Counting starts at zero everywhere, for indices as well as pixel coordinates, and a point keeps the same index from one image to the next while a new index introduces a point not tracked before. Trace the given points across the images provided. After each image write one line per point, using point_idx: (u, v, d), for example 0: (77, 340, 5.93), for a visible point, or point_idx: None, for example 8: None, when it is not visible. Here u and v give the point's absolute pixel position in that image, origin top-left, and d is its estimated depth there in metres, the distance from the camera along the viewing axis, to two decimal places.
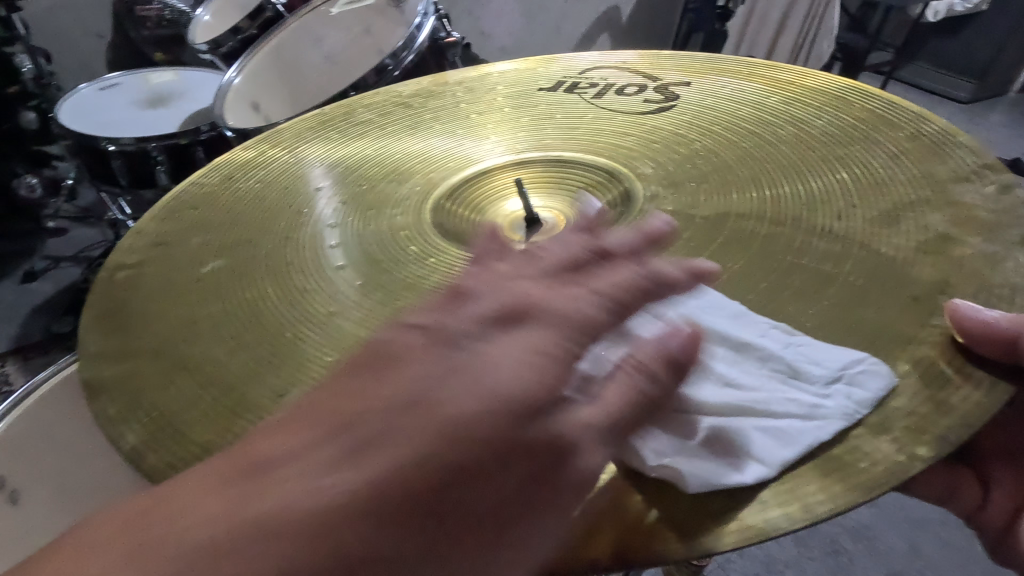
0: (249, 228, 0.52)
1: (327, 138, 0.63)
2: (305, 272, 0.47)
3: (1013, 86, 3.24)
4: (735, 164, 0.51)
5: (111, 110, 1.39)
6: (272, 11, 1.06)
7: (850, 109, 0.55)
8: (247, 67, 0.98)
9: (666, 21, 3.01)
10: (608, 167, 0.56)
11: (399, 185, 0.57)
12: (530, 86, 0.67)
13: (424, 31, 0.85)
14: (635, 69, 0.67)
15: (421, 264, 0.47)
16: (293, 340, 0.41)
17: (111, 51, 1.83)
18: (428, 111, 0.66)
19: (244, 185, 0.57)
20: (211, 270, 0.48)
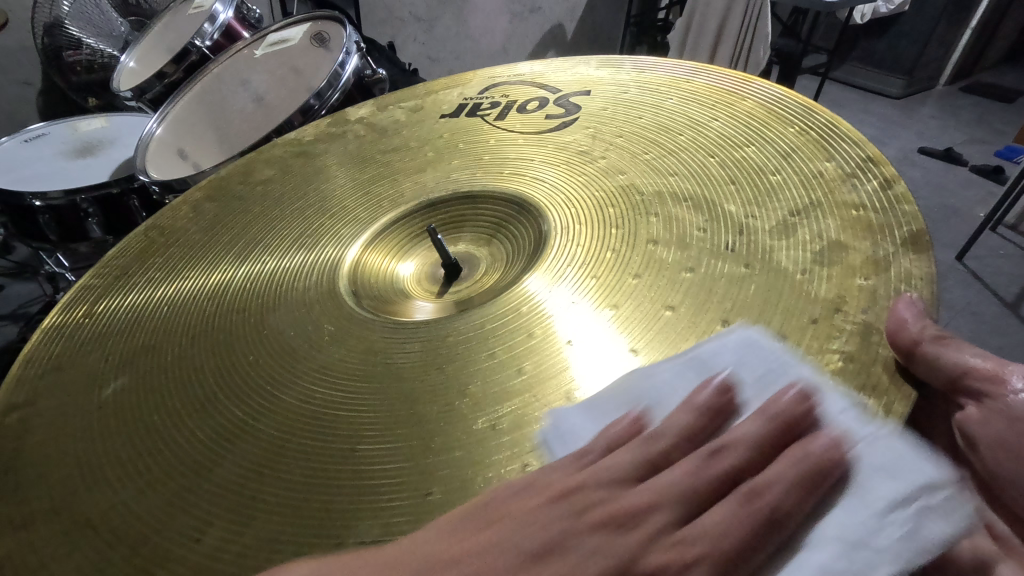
0: (153, 331, 0.51)
1: (228, 209, 0.64)
2: (216, 377, 0.46)
3: (938, 81, 3.44)
4: (640, 182, 0.54)
5: (37, 163, 1.33)
6: (198, 54, 1.04)
7: (743, 107, 0.60)
8: (168, 117, 0.95)
9: (610, 37, 3.09)
10: (519, 198, 0.60)
11: (309, 252, 0.58)
12: (432, 113, 0.72)
13: (348, 68, 0.84)
14: (534, 83, 0.73)
15: (336, 346, 0.47)
16: (208, 465, 0.40)
17: (41, 99, 1.77)
18: (330, 157, 0.69)
19: (142, 279, 0.57)
20: (111, 392, 0.46)
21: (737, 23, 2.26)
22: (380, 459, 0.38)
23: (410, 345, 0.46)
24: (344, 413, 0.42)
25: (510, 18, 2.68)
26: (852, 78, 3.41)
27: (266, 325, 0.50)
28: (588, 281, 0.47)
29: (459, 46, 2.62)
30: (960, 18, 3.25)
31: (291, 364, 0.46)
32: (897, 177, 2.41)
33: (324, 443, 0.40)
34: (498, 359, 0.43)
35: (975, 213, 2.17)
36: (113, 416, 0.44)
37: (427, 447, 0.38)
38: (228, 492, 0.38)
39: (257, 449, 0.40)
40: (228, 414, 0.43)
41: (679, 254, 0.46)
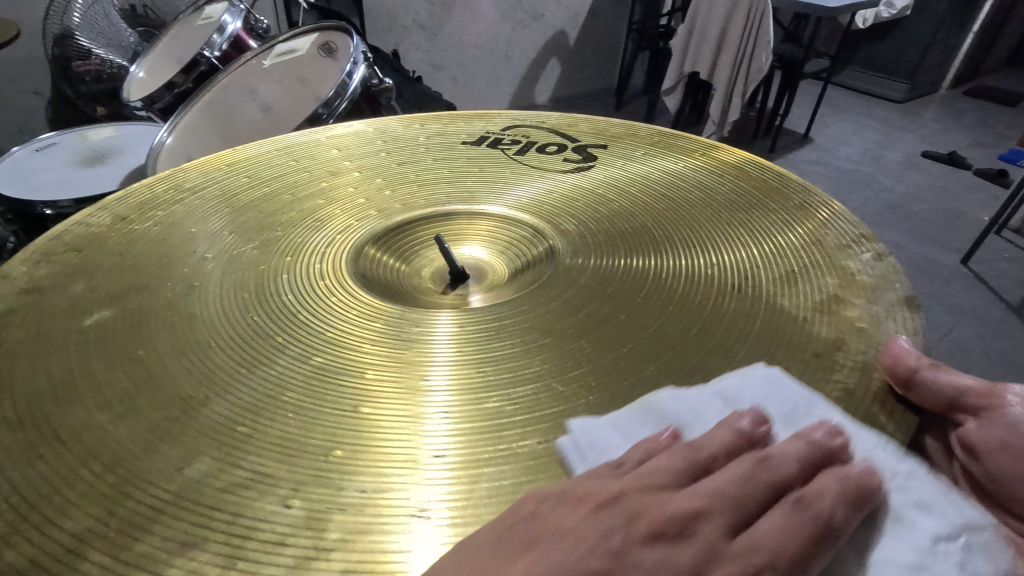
0: (148, 276, 0.51)
1: (235, 182, 0.65)
2: (211, 325, 0.46)
3: (941, 85, 3.44)
4: (648, 225, 0.55)
5: (48, 171, 1.35)
6: (207, 65, 1.06)
7: (748, 178, 0.62)
8: (180, 126, 0.97)
9: (613, 42, 3.11)
10: (531, 223, 0.61)
11: (317, 231, 0.59)
12: (453, 140, 0.74)
13: (356, 78, 0.84)
14: (555, 128, 0.74)
15: (341, 317, 0.48)
16: (195, 401, 0.39)
17: (50, 107, 1.79)
18: (348, 157, 0.70)
19: (139, 228, 0.58)
20: (96, 322, 0.46)
21: (740, 28, 2.27)
22: (376, 416, 0.38)
23: (415, 324, 0.47)
24: (343, 375, 0.42)
25: (513, 24, 2.70)
26: (855, 82, 3.41)
27: (269, 290, 0.50)
28: (597, 297, 0.47)
29: (463, 52, 2.63)
30: (962, 21, 3.25)
31: (294, 329, 0.46)
32: (900, 182, 2.42)
33: (319, 396, 0.40)
34: (507, 350, 0.43)
35: (979, 218, 2.17)
36: (100, 348, 0.44)
37: (425, 414, 0.38)
38: (213, 427, 0.37)
39: (249, 394, 0.40)
40: (221, 363, 0.43)
41: (686, 291, 0.47)
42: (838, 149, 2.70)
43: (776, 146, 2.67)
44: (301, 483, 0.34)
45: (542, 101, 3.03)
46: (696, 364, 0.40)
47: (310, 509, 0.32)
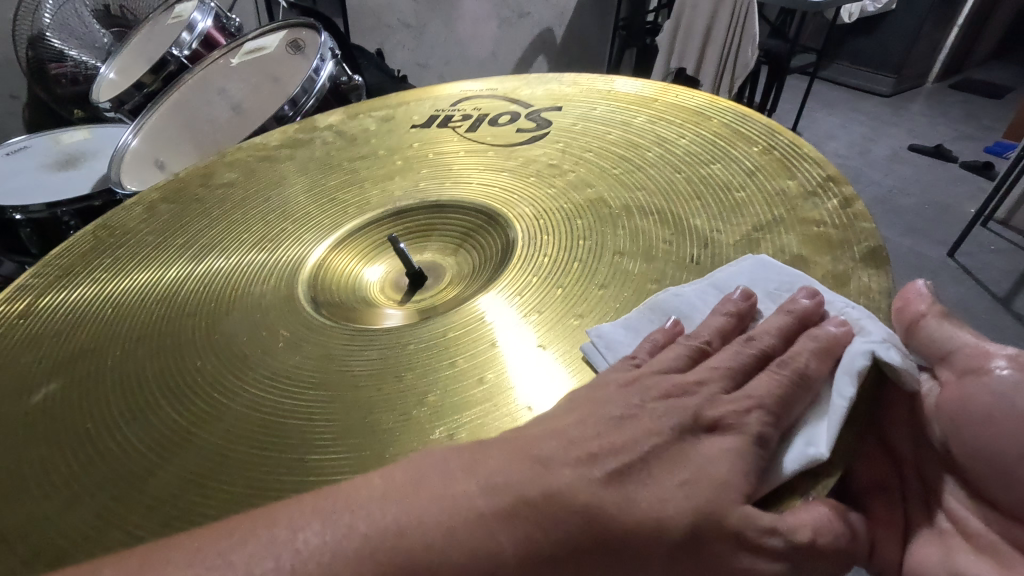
0: (98, 334, 0.50)
1: (189, 208, 0.63)
2: (161, 383, 0.45)
3: (927, 79, 3.45)
4: (607, 196, 0.54)
5: (19, 176, 1.32)
6: (175, 65, 1.04)
7: (709, 125, 0.60)
8: (146, 127, 0.94)
9: (600, 40, 3.11)
10: (485, 208, 0.60)
11: (268, 255, 0.57)
12: (403, 123, 0.72)
13: (323, 75, 0.83)
14: (506, 95, 0.73)
15: (293, 351, 0.47)
16: (146, 473, 0.39)
17: (26, 111, 1.76)
18: (291, 162, 0.68)
19: (89, 278, 0.56)
20: (45, 397, 0.45)
21: (725, 23, 2.27)
22: (324, 466, 0.38)
23: (367, 351, 0.46)
24: (291, 420, 0.41)
25: (498, 23, 2.68)
26: (841, 77, 3.42)
27: (219, 330, 0.49)
28: (552, 293, 0.47)
29: (448, 51, 2.61)
30: (947, 15, 3.26)
31: (242, 372, 0.45)
32: (887, 175, 2.42)
33: (271, 451, 0.39)
34: (456, 369, 0.43)
35: (965, 209, 2.18)
36: (48, 425, 0.43)
37: (374, 456, 0.38)
38: (163, 500, 0.37)
39: (201, 457, 0.40)
40: (170, 422, 0.42)
41: (646, 277, 0.46)
42: (824, 143, 2.70)
43: None
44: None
45: None
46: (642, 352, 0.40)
47: None
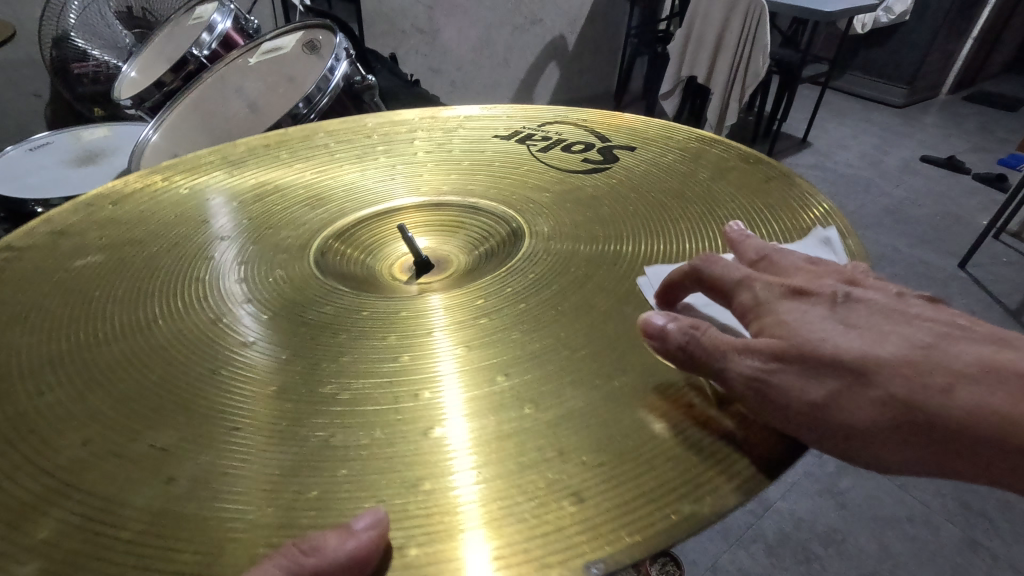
0: (144, 231, 0.55)
1: (277, 158, 0.67)
2: (169, 279, 0.49)
3: (939, 91, 3.44)
4: (620, 242, 0.51)
5: (42, 171, 1.35)
6: (195, 63, 1.08)
7: (770, 201, 0.55)
8: (165, 122, 0.96)
9: (611, 47, 3.15)
10: (513, 222, 0.57)
11: (311, 209, 0.60)
12: (486, 132, 0.70)
13: (337, 74, 0.85)
14: (592, 128, 0.70)
15: (273, 289, 0.49)
16: (96, 342, 0.42)
17: (49, 110, 1.82)
18: (381, 143, 0.69)
19: (175, 189, 0.61)
20: (82, 261, 0.51)
21: (735, 33, 2.30)
22: (238, 389, 0.39)
23: (330, 306, 0.47)
24: (229, 339, 0.43)
25: (511, 30, 2.72)
26: (852, 87, 3.42)
27: (238, 254, 0.53)
28: (568, 331, 0.43)
29: (461, 57, 2.64)
30: (960, 27, 3.26)
31: (227, 289, 0.48)
32: (898, 186, 2.41)
33: (196, 358, 0.41)
34: (398, 364, 0.41)
35: (976, 221, 2.17)
36: (71, 283, 0.48)
37: (280, 395, 0.38)
38: (95, 366, 0.40)
39: (145, 342, 0.43)
40: (150, 311, 0.46)
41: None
42: (836, 153, 2.70)
43: (774, 150, 2.67)
44: (110, 439, 0.35)
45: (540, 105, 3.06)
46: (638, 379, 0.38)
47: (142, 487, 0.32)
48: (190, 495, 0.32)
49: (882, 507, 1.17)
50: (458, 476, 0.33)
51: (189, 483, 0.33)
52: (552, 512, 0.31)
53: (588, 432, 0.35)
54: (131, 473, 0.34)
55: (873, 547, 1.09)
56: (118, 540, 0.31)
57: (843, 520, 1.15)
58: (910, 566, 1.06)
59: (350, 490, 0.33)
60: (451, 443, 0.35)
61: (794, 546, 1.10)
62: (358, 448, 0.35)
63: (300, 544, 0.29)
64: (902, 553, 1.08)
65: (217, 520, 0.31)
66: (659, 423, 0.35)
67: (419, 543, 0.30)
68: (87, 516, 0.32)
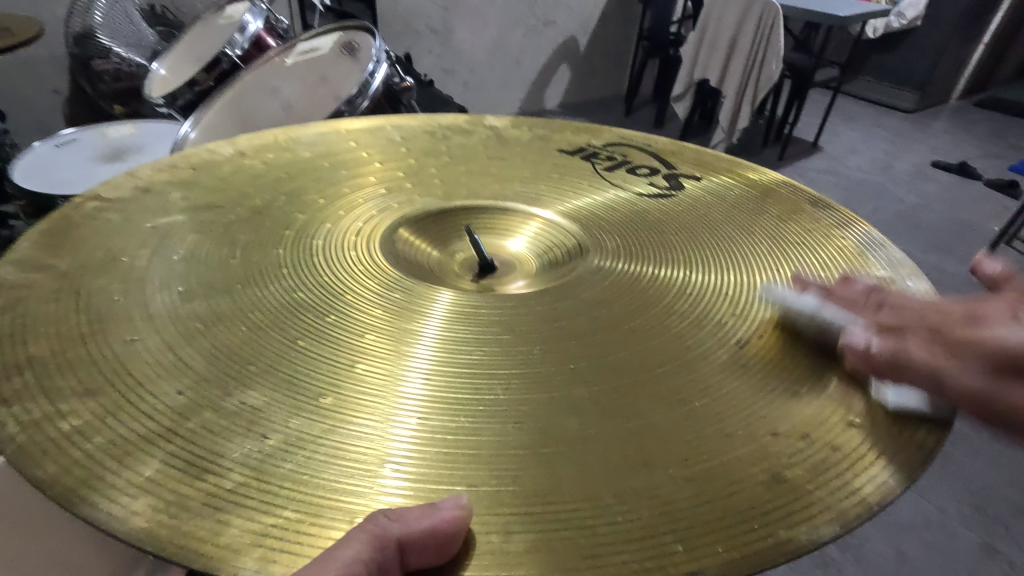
0: (222, 198, 0.55)
1: (343, 150, 0.65)
2: (249, 248, 0.49)
3: (950, 96, 3.44)
4: (686, 264, 0.50)
5: (69, 167, 1.37)
6: (228, 63, 1.09)
7: (830, 245, 0.55)
8: (203, 121, 0.96)
9: (622, 48, 3.17)
10: (575, 236, 0.56)
11: (377, 198, 0.58)
12: (551, 147, 0.68)
13: (378, 77, 0.85)
14: (659, 151, 0.67)
15: (348, 270, 0.48)
16: (185, 300, 0.43)
17: (68, 106, 1.83)
18: (446, 147, 0.67)
19: (247, 162, 0.61)
20: (165, 221, 0.50)
21: (750, 37, 2.31)
22: (323, 362, 0.39)
23: (403, 295, 0.47)
24: (309, 312, 0.43)
25: (526, 31, 2.73)
26: (863, 91, 3.43)
27: (311, 232, 0.52)
28: (635, 346, 0.42)
29: (474, 57, 2.65)
30: (972, 33, 3.27)
31: (308, 266, 0.48)
32: (910, 192, 2.42)
33: (281, 328, 0.42)
34: (470, 357, 0.41)
35: (989, 228, 2.18)
36: (156, 241, 0.48)
37: (362, 373, 0.39)
38: (184, 323, 0.41)
39: (232, 306, 0.43)
40: (235, 275, 0.46)
41: (729, 351, 0.42)
42: (848, 158, 2.70)
43: (786, 154, 2.68)
44: (204, 393, 0.36)
45: (551, 107, 3.07)
46: (722, 402, 0.38)
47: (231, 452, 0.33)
48: (285, 456, 0.33)
49: (898, 511, 1.17)
50: (542, 471, 0.33)
51: (280, 443, 0.34)
52: (625, 512, 0.31)
53: (672, 448, 0.35)
54: (226, 428, 0.34)
55: (890, 551, 1.10)
56: (218, 488, 0.31)
57: (860, 523, 1.15)
58: (927, 571, 1.07)
59: (430, 476, 0.33)
60: (531, 438, 0.35)
61: (812, 550, 1.11)
62: (441, 432, 0.35)
63: (388, 513, 0.30)
64: (919, 557, 1.09)
65: (312, 481, 0.32)
66: (746, 447, 0.35)
67: (501, 531, 0.30)
68: (187, 464, 0.32)
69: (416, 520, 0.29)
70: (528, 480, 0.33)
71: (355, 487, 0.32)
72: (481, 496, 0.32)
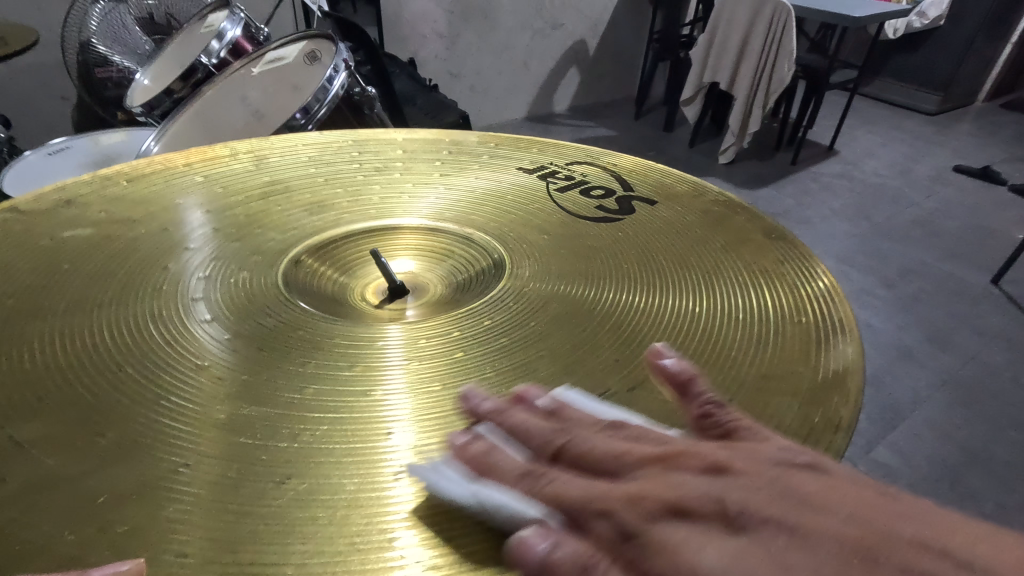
0: (134, 213, 0.52)
1: (290, 163, 0.62)
2: (133, 264, 0.46)
3: (976, 97, 3.31)
4: (597, 294, 0.46)
5: (58, 174, 1.37)
6: (204, 72, 1.08)
7: (769, 269, 0.49)
8: (167, 133, 0.96)
9: (632, 51, 3.12)
10: (498, 258, 0.51)
11: (308, 217, 0.55)
12: (511, 163, 0.64)
13: (336, 84, 0.84)
14: (618, 174, 0.64)
15: (227, 293, 0.44)
16: (31, 317, 0.40)
17: (74, 111, 1.85)
18: (401, 162, 0.64)
19: (180, 180, 0.58)
20: (68, 236, 0.48)
21: (761, 37, 2.24)
22: (126, 392, 0.35)
23: (277, 320, 0.43)
24: (157, 337, 0.39)
25: (532, 33, 2.70)
26: (883, 92, 3.32)
27: (211, 252, 0.49)
28: (497, 389, 0.38)
29: (480, 61, 2.62)
30: (999, 32, 3.14)
31: (185, 287, 0.44)
32: (928, 197, 2.32)
33: (118, 351, 0.38)
34: (307, 397, 0.36)
35: (1012, 235, 2.07)
36: (43, 255, 0.46)
37: (182, 410, 0.35)
38: (16, 344, 0.38)
39: (77, 325, 0.39)
40: (105, 294, 0.43)
41: (586, 397, 0.37)
42: (863, 161, 2.61)
43: (798, 158, 2.59)
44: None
45: (560, 110, 3.03)
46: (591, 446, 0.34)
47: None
48: (13, 502, 0.29)
49: None
50: (287, 540, 0.28)
51: (43, 489, 0.30)
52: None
53: (463, 512, 0.30)
54: None
55: None
56: None
57: None
58: None
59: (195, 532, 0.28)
60: (319, 494, 0.30)
61: None
62: (212, 484, 0.31)
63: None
64: None
65: (16, 536, 0.28)
66: None
67: None
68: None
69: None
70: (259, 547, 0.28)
71: (63, 539, 0.27)
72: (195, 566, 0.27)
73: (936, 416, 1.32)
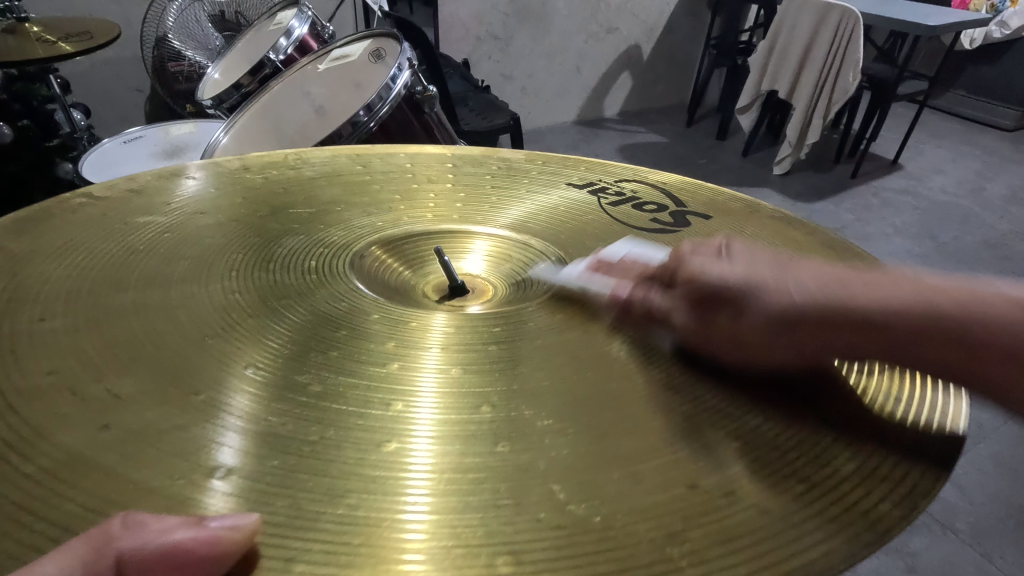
0: (203, 204, 0.54)
1: (354, 167, 0.63)
2: (204, 246, 0.48)
3: None
4: None
5: (130, 162, 1.44)
6: (271, 68, 1.12)
7: None
8: (237, 125, 0.99)
9: (688, 57, 3.07)
10: (559, 261, 0.51)
11: (365, 215, 0.56)
12: (559, 178, 0.64)
13: (399, 83, 0.85)
14: (668, 191, 0.62)
15: (299, 275, 0.46)
16: (109, 288, 0.42)
17: (148, 103, 1.95)
18: (456, 171, 0.64)
19: (253, 177, 0.60)
20: (144, 219, 0.50)
21: (825, 45, 2.16)
22: (218, 360, 0.36)
23: (345, 301, 0.43)
24: (228, 309, 0.41)
25: (586, 38, 2.69)
26: (956, 105, 3.14)
27: (282, 241, 0.50)
28: (579, 376, 0.37)
29: (533, 64, 2.62)
30: None
31: (259, 268, 0.46)
32: (1003, 218, 2.18)
33: (194, 318, 0.39)
34: (382, 370, 0.37)
35: None
36: (119, 234, 0.48)
37: (253, 372, 0.35)
38: (97, 308, 0.39)
39: (156, 295, 0.41)
40: (180, 271, 0.44)
41: (676, 391, 0.36)
42: (930, 177, 2.48)
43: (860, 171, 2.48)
44: (74, 376, 0.34)
45: (611, 115, 3.00)
46: (654, 429, 0.33)
47: (75, 438, 0.30)
48: (115, 446, 0.30)
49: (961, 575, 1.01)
50: (380, 503, 0.28)
51: (122, 434, 0.31)
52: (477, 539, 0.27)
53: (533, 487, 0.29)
54: (73, 411, 0.32)
55: None
56: (18, 473, 0.28)
57: None
58: None
59: (273, 483, 0.29)
60: (393, 463, 0.30)
61: None
62: (302, 444, 0.31)
63: (125, 520, 0.26)
64: None
65: (108, 472, 0.29)
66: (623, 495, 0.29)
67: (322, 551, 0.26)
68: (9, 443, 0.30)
69: (174, 534, 0.25)
70: (347, 506, 0.28)
71: (171, 484, 0.28)
72: (293, 518, 0.27)
73: (1004, 452, 1.23)
